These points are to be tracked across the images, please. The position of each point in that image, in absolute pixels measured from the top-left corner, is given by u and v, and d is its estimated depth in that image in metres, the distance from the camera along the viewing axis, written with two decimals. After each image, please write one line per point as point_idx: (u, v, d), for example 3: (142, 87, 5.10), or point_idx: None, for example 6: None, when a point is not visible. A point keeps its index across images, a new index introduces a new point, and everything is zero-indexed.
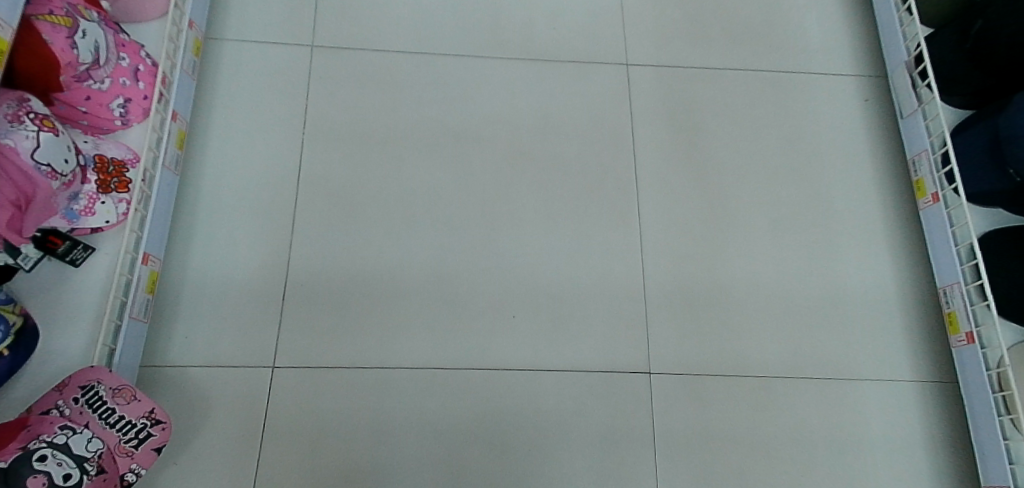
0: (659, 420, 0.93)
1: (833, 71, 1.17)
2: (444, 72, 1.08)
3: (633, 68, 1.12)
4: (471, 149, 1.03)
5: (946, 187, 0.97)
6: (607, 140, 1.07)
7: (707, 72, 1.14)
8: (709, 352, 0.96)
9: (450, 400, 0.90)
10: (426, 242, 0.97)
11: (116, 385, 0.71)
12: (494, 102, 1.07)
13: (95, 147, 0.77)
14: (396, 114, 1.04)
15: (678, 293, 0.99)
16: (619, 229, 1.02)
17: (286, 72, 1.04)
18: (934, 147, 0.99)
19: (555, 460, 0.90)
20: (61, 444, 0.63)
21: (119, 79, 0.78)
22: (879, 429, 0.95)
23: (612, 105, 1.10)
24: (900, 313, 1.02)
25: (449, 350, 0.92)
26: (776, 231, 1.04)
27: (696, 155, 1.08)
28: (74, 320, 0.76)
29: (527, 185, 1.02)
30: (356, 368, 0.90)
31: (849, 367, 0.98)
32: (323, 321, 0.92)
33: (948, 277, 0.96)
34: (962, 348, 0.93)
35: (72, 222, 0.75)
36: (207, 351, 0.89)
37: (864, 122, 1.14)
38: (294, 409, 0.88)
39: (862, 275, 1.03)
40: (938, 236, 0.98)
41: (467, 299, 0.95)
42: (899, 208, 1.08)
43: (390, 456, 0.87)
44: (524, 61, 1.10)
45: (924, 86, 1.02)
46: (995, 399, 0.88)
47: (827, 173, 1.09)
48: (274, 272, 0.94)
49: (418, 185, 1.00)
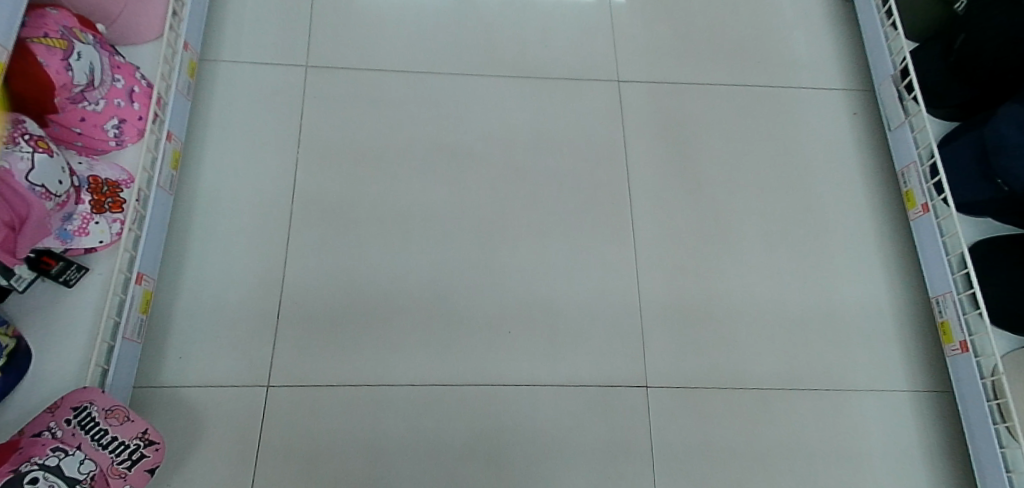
0: (656, 433, 0.92)
1: (820, 85, 1.18)
2: (437, 89, 1.09)
3: (624, 84, 1.14)
4: (465, 166, 1.04)
5: (935, 197, 0.98)
6: (600, 155, 1.08)
7: (698, 87, 1.15)
8: (705, 365, 0.96)
9: (447, 417, 0.90)
10: (421, 259, 0.98)
11: (109, 406, 0.71)
12: (488, 119, 1.08)
13: (89, 169, 0.78)
14: (389, 132, 1.05)
15: (674, 306, 0.99)
16: (614, 243, 1.02)
17: (281, 92, 1.05)
18: (922, 159, 1.01)
19: (553, 476, 0.89)
20: (53, 466, 0.63)
21: (113, 100, 0.79)
22: (877, 439, 0.95)
23: (605, 121, 1.11)
24: (894, 323, 1.02)
25: (445, 366, 0.92)
26: (770, 243, 1.05)
27: (689, 169, 1.09)
28: (66, 341, 0.76)
29: (521, 201, 1.03)
30: (352, 385, 0.90)
31: (845, 378, 0.98)
32: (318, 338, 0.92)
33: (940, 286, 0.97)
34: (957, 356, 0.93)
35: (66, 243, 0.75)
36: (202, 371, 0.89)
37: (853, 135, 1.15)
38: (290, 428, 0.87)
39: (855, 285, 1.04)
40: (929, 246, 0.99)
41: (463, 316, 0.95)
42: (890, 219, 1.09)
43: (387, 474, 0.87)
44: (517, 79, 1.12)
45: (910, 99, 1.03)
46: (990, 407, 0.88)
47: (818, 185, 1.10)
48: (269, 290, 0.94)
49: (413, 201, 1.01)
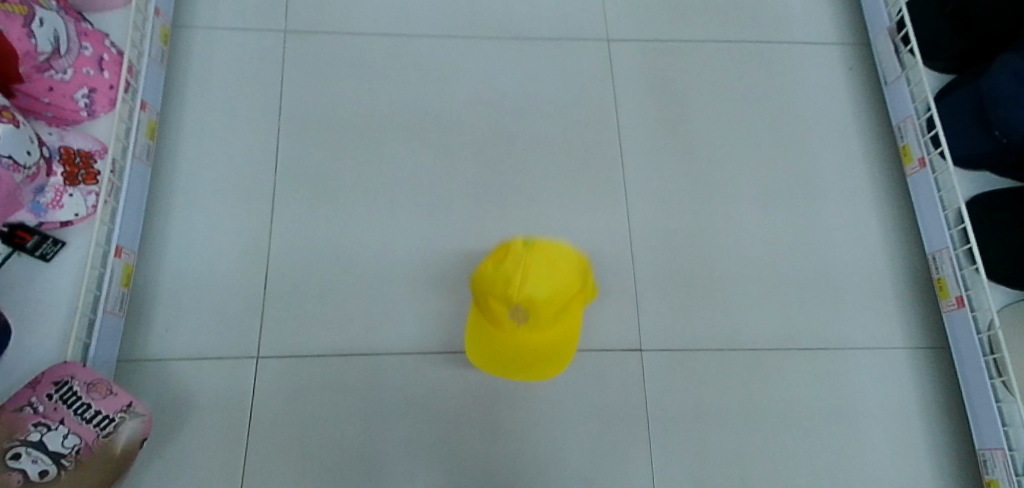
0: (650, 396, 0.92)
1: (815, 40, 1.15)
2: (421, 54, 1.06)
3: (613, 43, 1.11)
4: (452, 132, 1.02)
5: (931, 151, 0.96)
6: (590, 117, 1.06)
7: (689, 45, 1.12)
8: (700, 328, 0.96)
9: (440, 386, 0.89)
10: (409, 228, 0.96)
11: (91, 380, 0.70)
12: (473, 83, 1.05)
13: (60, 139, 0.76)
14: (373, 99, 1.02)
15: (667, 269, 0.98)
16: (605, 206, 1.01)
17: (261, 60, 1.03)
18: (918, 113, 0.99)
19: (548, 442, 0.89)
20: (37, 442, 0.65)
21: (82, 69, 0.78)
22: (872, 396, 0.95)
23: (594, 81, 1.08)
24: (890, 281, 1.01)
25: (436, 335, 0.91)
26: (764, 203, 1.03)
27: (681, 129, 1.06)
28: (48, 316, 0.76)
29: (509, 165, 1.01)
30: (343, 356, 0.89)
31: (840, 336, 0.97)
32: (306, 310, 0.91)
33: (936, 242, 0.96)
34: (952, 312, 0.92)
35: (40, 216, 0.75)
36: (190, 344, 0.88)
37: (849, 91, 1.12)
38: (281, 399, 0.87)
39: (850, 243, 1.03)
40: (926, 201, 0.97)
41: (452, 284, 0.94)
42: (886, 176, 1.08)
43: (381, 444, 0.86)
44: (503, 40, 1.09)
45: (907, 51, 1.01)
46: (986, 362, 0.87)
47: (813, 142, 1.08)
48: (256, 262, 0.92)
49: (400, 169, 0.99)
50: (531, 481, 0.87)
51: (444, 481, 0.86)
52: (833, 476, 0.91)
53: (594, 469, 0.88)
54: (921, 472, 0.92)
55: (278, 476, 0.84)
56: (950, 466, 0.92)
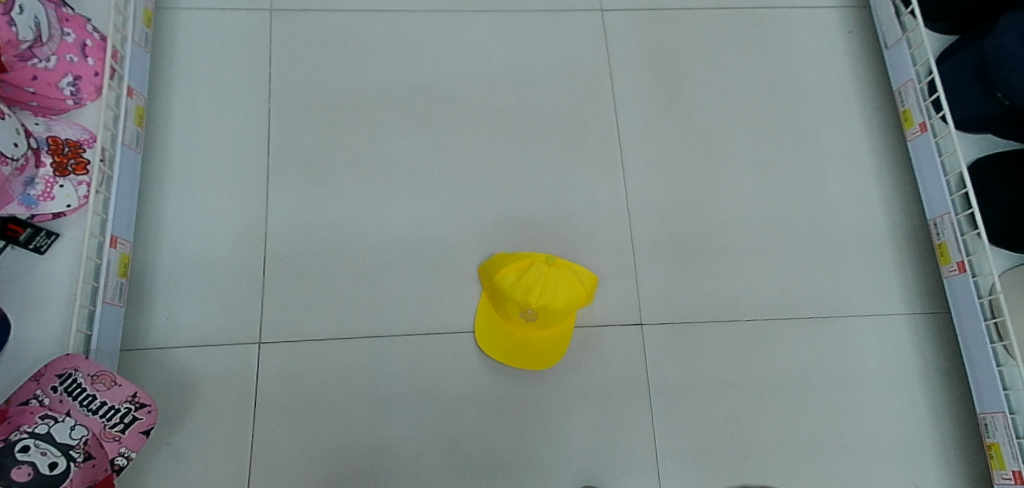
0: (652, 370, 0.92)
1: (813, 3, 1.13)
2: (411, 30, 1.04)
3: (608, 13, 1.09)
4: (445, 109, 1.00)
5: (933, 115, 0.94)
6: (585, 90, 1.04)
7: (684, 13, 1.10)
8: (700, 300, 0.95)
9: (441, 366, 0.89)
10: (405, 207, 0.95)
11: (94, 372, 0.71)
12: (466, 58, 1.03)
13: (47, 129, 0.76)
14: (364, 77, 1.01)
15: (666, 242, 0.97)
16: (603, 181, 1.00)
17: (249, 41, 1.01)
18: (920, 77, 0.96)
19: (551, 417, 0.89)
20: (44, 434, 0.64)
21: (65, 56, 0.78)
22: (873, 363, 0.95)
23: (589, 53, 1.06)
24: (891, 247, 1.00)
25: (435, 315, 0.91)
26: (764, 172, 1.02)
27: (678, 100, 1.05)
28: (47, 309, 0.76)
29: (505, 141, 1.00)
30: (343, 339, 0.89)
31: (841, 304, 0.97)
32: (305, 294, 0.90)
33: (937, 207, 0.94)
34: (953, 278, 0.91)
35: (31, 209, 0.74)
36: (190, 331, 0.88)
37: (848, 55, 1.10)
38: (284, 384, 0.87)
39: (851, 211, 1.02)
40: (927, 167, 0.95)
41: (452, 263, 0.94)
42: (886, 142, 1.06)
43: (386, 424, 0.87)
44: (496, 14, 1.06)
45: (907, 14, 0.99)
46: (987, 327, 0.86)
47: (812, 110, 1.07)
48: (251, 247, 0.92)
49: (394, 148, 0.98)
50: (536, 456, 0.87)
51: (450, 459, 0.86)
52: (835, 442, 0.92)
53: (598, 444, 0.88)
54: (922, 435, 0.93)
55: (284, 458, 0.84)
56: (951, 429, 0.93)
